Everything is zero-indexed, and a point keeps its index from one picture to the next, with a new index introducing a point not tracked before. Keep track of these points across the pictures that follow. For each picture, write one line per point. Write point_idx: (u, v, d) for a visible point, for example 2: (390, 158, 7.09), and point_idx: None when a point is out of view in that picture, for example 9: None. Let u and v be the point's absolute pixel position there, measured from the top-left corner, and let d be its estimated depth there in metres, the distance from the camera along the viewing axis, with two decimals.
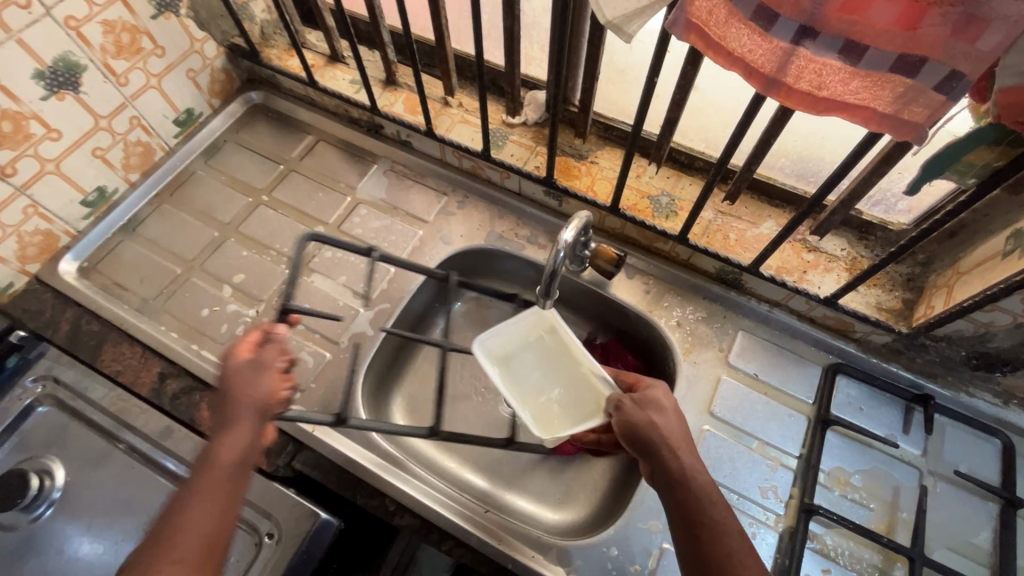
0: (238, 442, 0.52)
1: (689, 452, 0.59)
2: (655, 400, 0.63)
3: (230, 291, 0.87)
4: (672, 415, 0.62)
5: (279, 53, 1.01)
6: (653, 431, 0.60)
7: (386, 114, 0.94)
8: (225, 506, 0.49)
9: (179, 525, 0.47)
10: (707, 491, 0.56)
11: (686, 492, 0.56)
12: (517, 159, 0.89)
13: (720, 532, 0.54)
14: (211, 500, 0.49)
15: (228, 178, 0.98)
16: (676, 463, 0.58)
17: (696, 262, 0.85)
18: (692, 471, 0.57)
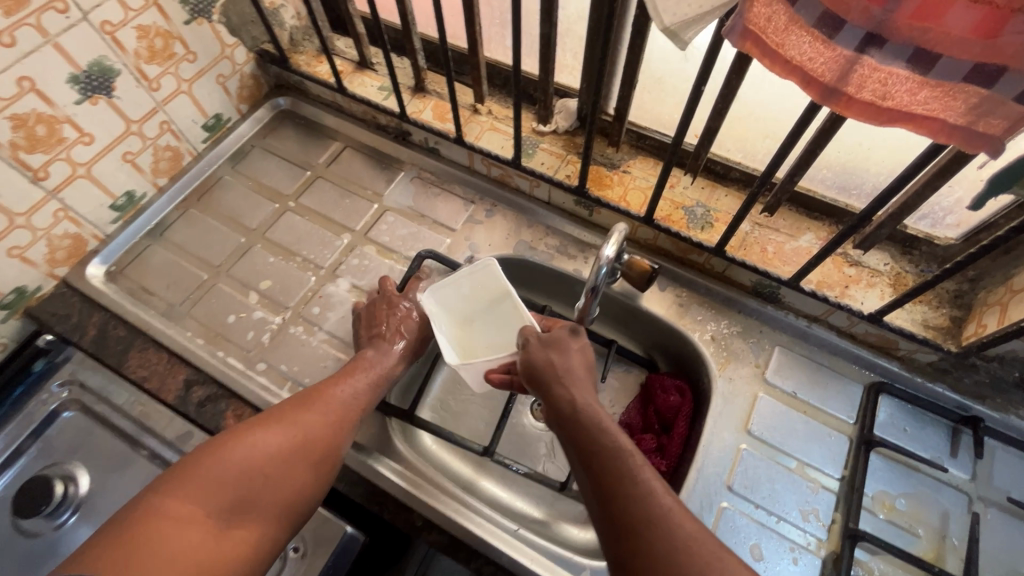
0: (374, 359, 0.74)
1: (585, 391, 0.63)
2: (561, 339, 0.67)
3: (256, 298, 0.86)
4: (574, 354, 0.67)
5: (308, 59, 1.01)
6: (552, 366, 0.65)
7: (415, 121, 0.93)
8: (357, 400, 0.69)
9: (326, 400, 0.67)
10: (604, 423, 0.59)
11: (581, 424, 0.60)
12: (548, 167, 0.88)
13: (615, 453, 0.56)
14: (351, 395, 0.69)
15: (254, 184, 0.98)
16: (568, 398, 0.62)
17: (731, 275, 0.83)
18: (584, 404, 0.61)
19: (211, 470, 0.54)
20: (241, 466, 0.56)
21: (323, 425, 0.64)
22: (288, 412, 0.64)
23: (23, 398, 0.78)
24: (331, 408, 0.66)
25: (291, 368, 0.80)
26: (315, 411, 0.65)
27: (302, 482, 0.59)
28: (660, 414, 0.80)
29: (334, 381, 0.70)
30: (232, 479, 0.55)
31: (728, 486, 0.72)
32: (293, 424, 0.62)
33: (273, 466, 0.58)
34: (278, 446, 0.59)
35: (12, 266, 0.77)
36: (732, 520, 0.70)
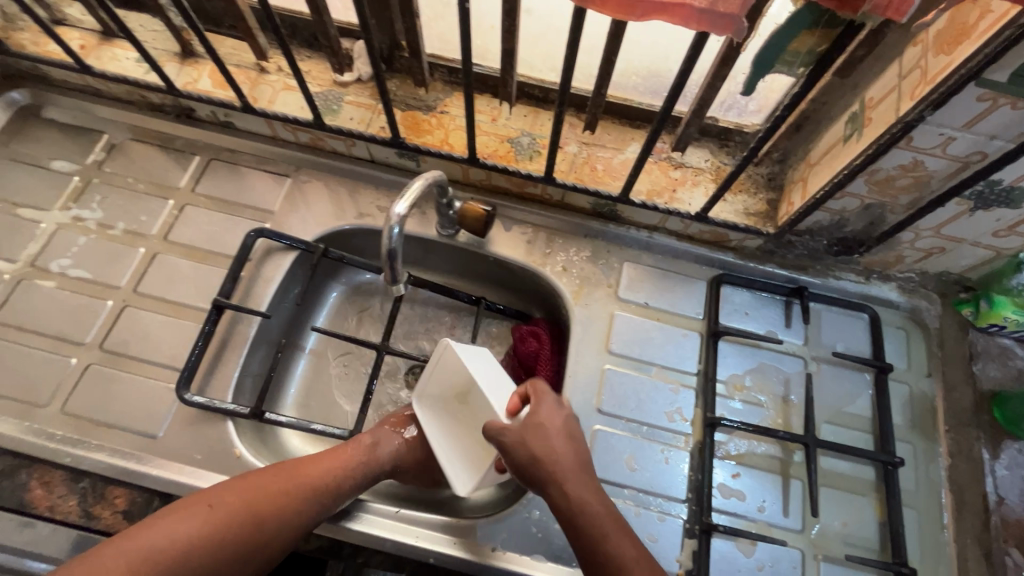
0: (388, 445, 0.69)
1: (578, 481, 0.59)
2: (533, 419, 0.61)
3: (42, 341, 0.72)
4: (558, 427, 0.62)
5: (32, 36, 0.82)
6: (533, 452, 0.59)
7: (190, 93, 0.79)
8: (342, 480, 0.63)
9: (309, 481, 0.61)
10: (593, 514, 0.57)
11: (581, 522, 0.57)
12: (358, 122, 0.79)
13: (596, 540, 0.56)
14: (331, 479, 0.62)
15: (7, 204, 0.79)
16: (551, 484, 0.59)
17: (570, 201, 0.81)
18: (581, 499, 0.58)
19: (146, 547, 0.52)
20: (175, 548, 0.53)
21: (290, 510, 0.59)
22: (257, 485, 0.59)
23: None
24: (302, 486, 0.61)
25: (103, 412, 0.68)
26: (288, 490, 0.60)
27: (248, 574, 0.56)
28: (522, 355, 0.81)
29: (322, 457, 0.64)
30: (170, 558, 0.52)
31: (598, 409, 0.73)
32: (259, 503, 0.58)
33: (214, 550, 0.54)
34: (224, 530, 0.55)
35: None
36: (606, 439, 0.72)
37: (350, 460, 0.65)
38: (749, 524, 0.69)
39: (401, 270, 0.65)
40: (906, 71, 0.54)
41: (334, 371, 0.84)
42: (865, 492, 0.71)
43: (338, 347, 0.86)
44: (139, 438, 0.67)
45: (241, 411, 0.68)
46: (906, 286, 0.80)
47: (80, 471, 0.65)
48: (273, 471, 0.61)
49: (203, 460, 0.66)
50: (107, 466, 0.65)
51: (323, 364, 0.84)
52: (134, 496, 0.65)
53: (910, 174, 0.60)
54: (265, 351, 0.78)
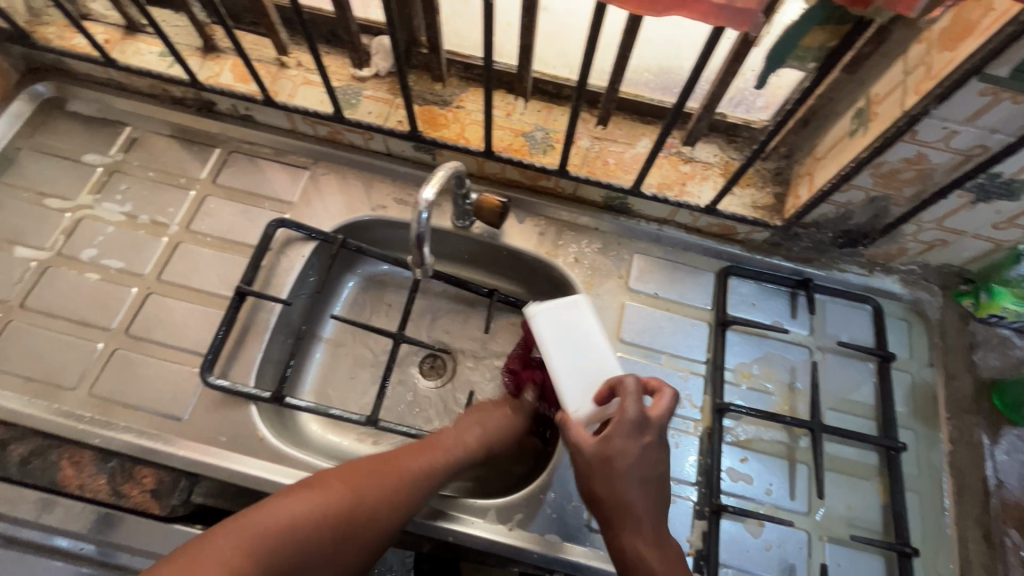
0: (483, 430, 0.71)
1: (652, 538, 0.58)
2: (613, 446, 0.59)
3: (70, 327, 0.74)
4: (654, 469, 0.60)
5: (58, 30, 0.84)
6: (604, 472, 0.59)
7: (212, 87, 0.81)
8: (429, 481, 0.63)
9: (407, 464, 0.63)
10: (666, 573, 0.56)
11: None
12: (376, 116, 0.81)
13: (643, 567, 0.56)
14: (427, 463, 0.64)
15: (33, 194, 0.81)
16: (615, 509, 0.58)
17: (583, 194, 0.83)
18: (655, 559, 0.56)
19: (263, 525, 0.52)
20: (294, 523, 0.54)
21: (391, 487, 0.60)
22: (359, 470, 0.60)
23: None
24: (394, 486, 0.61)
25: (130, 395, 0.70)
26: (381, 487, 0.60)
27: (357, 551, 0.57)
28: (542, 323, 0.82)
29: (409, 454, 0.64)
30: (287, 532, 0.53)
31: None
32: (360, 484, 0.59)
33: (325, 527, 0.55)
34: (333, 509, 0.56)
35: None
36: None
37: (437, 459, 0.65)
38: (757, 506, 0.71)
39: (427, 254, 0.66)
40: (911, 67, 0.56)
41: (350, 359, 0.86)
42: (869, 476, 0.73)
43: (354, 336, 0.88)
44: (165, 420, 0.69)
45: (264, 396, 0.70)
46: (908, 279, 0.82)
47: (109, 452, 0.67)
48: (360, 465, 0.61)
49: (227, 442, 0.68)
50: (135, 447, 0.67)
51: (340, 352, 0.86)
52: (161, 475, 0.67)
53: (914, 167, 0.62)
54: (285, 339, 0.80)
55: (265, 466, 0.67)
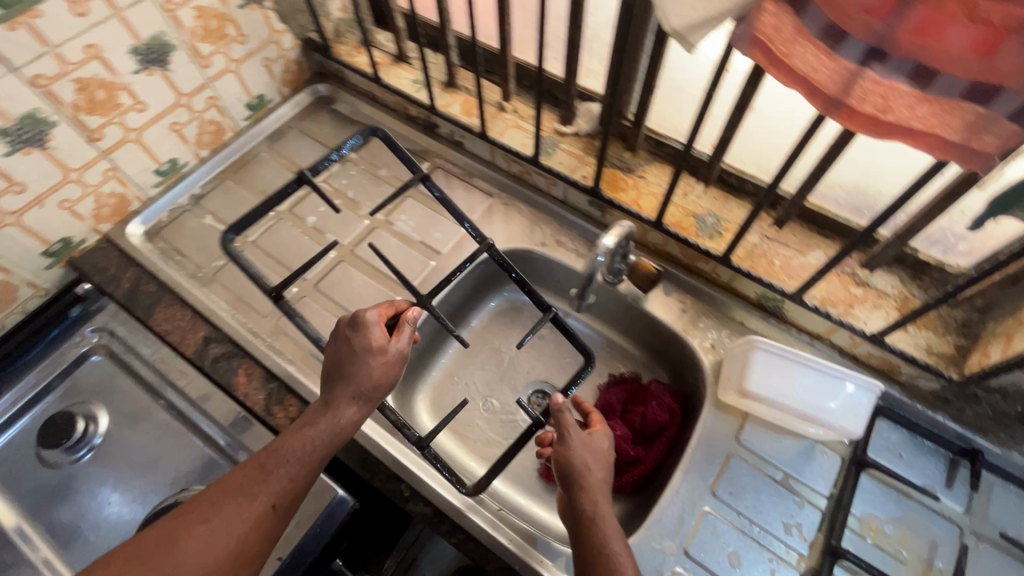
0: (364, 369, 0.65)
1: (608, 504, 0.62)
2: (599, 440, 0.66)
3: (279, 268, 0.91)
4: (587, 448, 0.65)
5: (349, 49, 1.07)
6: (582, 441, 0.65)
7: (443, 113, 0.98)
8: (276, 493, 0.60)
9: (286, 454, 0.61)
10: (607, 537, 0.59)
11: (591, 537, 0.59)
12: (566, 167, 0.91)
13: (596, 526, 0.60)
14: (310, 439, 0.62)
15: (288, 162, 1.03)
16: (582, 465, 0.63)
17: (737, 286, 0.83)
18: (603, 515, 0.61)
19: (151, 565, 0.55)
20: (194, 549, 0.56)
21: (280, 477, 0.60)
22: (237, 486, 0.60)
23: (58, 339, 0.85)
24: (236, 527, 0.57)
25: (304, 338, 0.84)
26: (272, 477, 0.60)
27: (273, 533, 0.60)
28: (647, 423, 0.82)
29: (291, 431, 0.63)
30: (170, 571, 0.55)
31: (712, 491, 0.72)
32: (237, 505, 0.59)
33: (225, 542, 0.57)
34: (206, 531, 0.57)
35: (62, 217, 0.83)
36: (712, 525, 0.70)
37: (283, 476, 0.61)
38: None
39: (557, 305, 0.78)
40: None
41: (473, 368, 0.94)
42: None
43: (481, 349, 0.96)
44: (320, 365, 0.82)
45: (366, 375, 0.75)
46: None
47: (272, 375, 0.80)
48: (242, 474, 0.61)
49: None
50: (294, 378, 0.79)
51: (466, 359, 0.95)
52: (302, 410, 0.78)
53: None
54: (429, 331, 0.90)
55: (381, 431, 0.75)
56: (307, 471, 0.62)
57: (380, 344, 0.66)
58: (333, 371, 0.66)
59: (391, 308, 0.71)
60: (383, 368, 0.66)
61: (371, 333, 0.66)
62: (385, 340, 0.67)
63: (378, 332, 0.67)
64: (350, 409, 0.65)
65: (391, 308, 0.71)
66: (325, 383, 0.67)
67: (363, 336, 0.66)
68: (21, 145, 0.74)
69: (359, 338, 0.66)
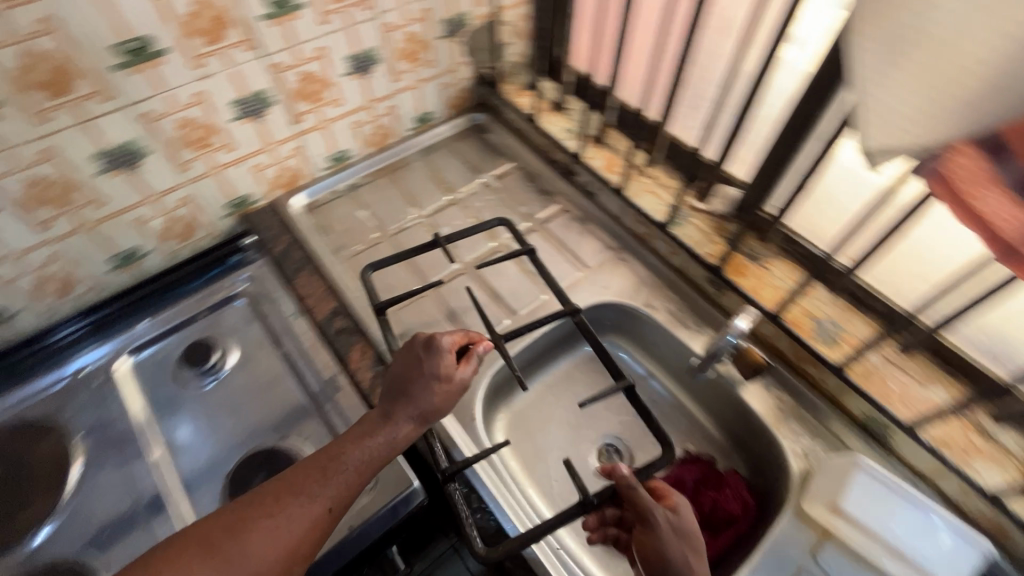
0: (427, 391, 0.66)
1: None
2: (690, 529, 0.60)
3: (407, 265, 0.99)
4: (680, 535, 0.59)
5: (513, 89, 1.19)
6: (671, 528, 0.60)
7: (587, 164, 1.05)
8: (335, 497, 0.61)
9: (348, 460, 0.62)
10: None
11: None
12: (692, 240, 0.94)
13: None
14: (371, 447, 0.63)
15: (435, 174, 1.14)
16: (678, 558, 0.58)
17: (844, 400, 0.81)
18: None
19: (212, 551, 0.55)
20: (251, 541, 0.56)
21: (341, 481, 0.61)
22: (296, 485, 0.61)
23: (216, 278, 0.99)
24: (294, 526, 0.58)
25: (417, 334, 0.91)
26: (331, 482, 0.61)
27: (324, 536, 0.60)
28: (717, 510, 0.82)
29: (353, 438, 0.64)
30: (226, 559, 0.55)
31: None
32: (296, 504, 0.59)
33: (281, 539, 0.57)
34: (262, 526, 0.58)
35: (249, 177, 0.97)
36: None
37: (342, 481, 0.61)
38: None
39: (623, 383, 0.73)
40: None
41: (554, 406, 0.97)
42: None
43: (565, 390, 0.99)
44: None
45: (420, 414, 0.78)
46: None
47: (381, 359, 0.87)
48: (299, 475, 0.62)
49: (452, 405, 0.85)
50: None
51: (549, 394, 0.98)
52: None
53: None
54: (527, 354, 0.95)
55: (463, 442, 0.80)
56: (363, 479, 0.63)
57: (448, 371, 0.67)
58: (398, 386, 0.67)
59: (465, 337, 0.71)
60: (448, 392, 0.67)
61: (442, 359, 0.67)
62: (454, 367, 0.68)
63: (450, 359, 0.68)
64: (412, 425, 0.65)
65: (464, 337, 0.71)
66: (387, 395, 0.68)
67: (433, 360, 0.67)
68: (246, 115, 0.88)
69: (428, 362, 0.67)
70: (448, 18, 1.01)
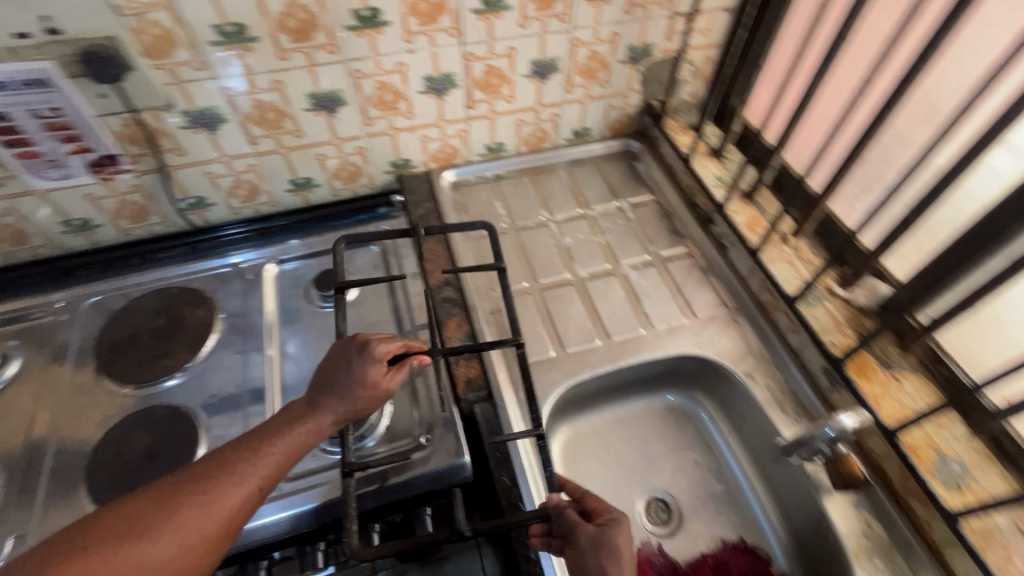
0: (345, 390, 0.69)
1: None
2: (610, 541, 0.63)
3: (523, 261, 1.03)
4: (600, 546, 0.62)
5: (676, 126, 1.18)
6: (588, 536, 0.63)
7: (728, 216, 1.02)
8: (266, 476, 0.63)
9: (274, 446, 0.65)
10: None
11: None
12: (819, 324, 0.87)
13: None
14: (297, 431, 0.66)
15: (575, 186, 1.17)
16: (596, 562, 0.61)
17: (947, 554, 0.70)
18: None
19: (139, 522, 0.56)
20: (179, 516, 0.57)
21: (268, 463, 0.63)
22: (226, 465, 0.62)
23: (361, 222, 1.11)
24: (225, 501, 0.59)
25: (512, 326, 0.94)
26: (258, 463, 0.63)
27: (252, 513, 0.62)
28: None
29: (278, 428, 0.67)
30: (155, 529, 0.56)
31: None
32: (228, 480, 0.61)
33: (214, 512, 0.58)
34: (190, 498, 0.58)
35: (415, 144, 1.08)
36: None
37: (273, 461, 0.64)
38: None
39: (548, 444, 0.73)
40: None
41: (617, 441, 0.96)
42: None
43: (633, 429, 0.97)
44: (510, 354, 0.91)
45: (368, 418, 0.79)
46: None
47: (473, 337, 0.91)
48: (221, 456, 0.63)
49: (521, 400, 0.86)
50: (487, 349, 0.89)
51: (616, 426, 0.97)
52: (478, 376, 0.87)
53: None
54: (608, 382, 0.93)
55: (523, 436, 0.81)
56: (291, 460, 0.65)
57: (375, 378, 0.70)
58: (324, 381, 0.70)
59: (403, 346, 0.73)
60: (374, 397, 0.70)
61: (369, 368, 0.69)
62: (382, 375, 0.70)
63: (379, 367, 0.70)
64: (339, 417, 0.69)
65: (402, 347, 0.73)
66: (311, 389, 0.70)
67: (361, 365, 0.69)
68: (431, 90, 0.98)
69: (356, 366, 0.70)
70: (633, 45, 1.04)
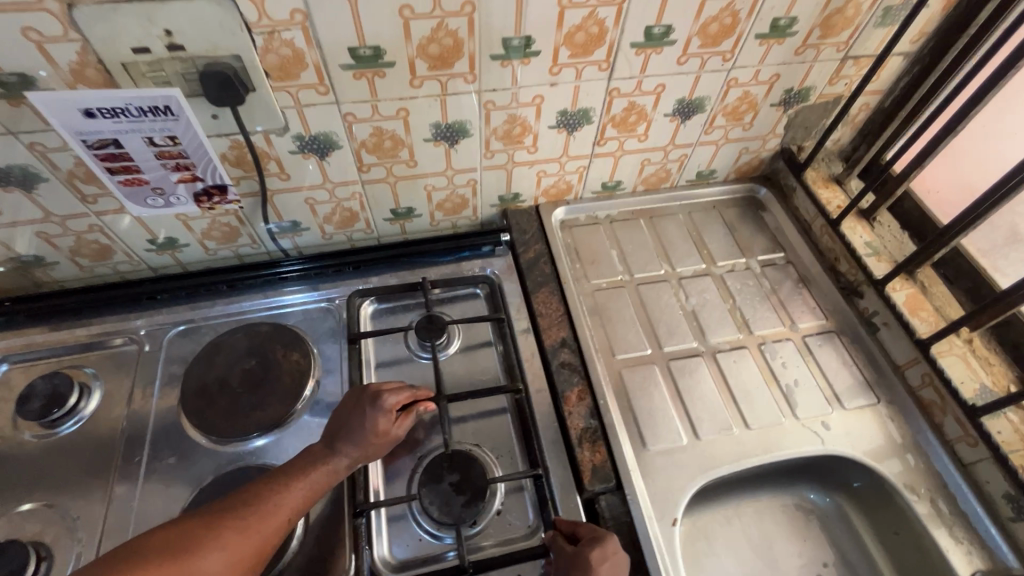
0: (360, 435, 0.70)
1: None
2: (586, 558, 0.63)
3: (644, 322, 0.93)
4: (574, 563, 0.63)
5: (816, 176, 1.05)
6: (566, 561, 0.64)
7: (885, 293, 0.90)
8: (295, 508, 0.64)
9: (300, 484, 0.66)
10: None
11: None
12: (1005, 440, 0.75)
13: None
14: (321, 469, 0.68)
15: (697, 235, 1.05)
16: None
17: None
18: None
19: (181, 549, 0.55)
20: (216, 543, 0.57)
21: (294, 500, 0.64)
22: (256, 499, 0.62)
23: (463, 259, 0.99)
24: (260, 531, 0.60)
25: (637, 401, 0.84)
26: (285, 500, 0.64)
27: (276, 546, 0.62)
28: None
29: (298, 467, 0.67)
30: (199, 556, 0.55)
31: None
32: (260, 513, 0.61)
33: (249, 539, 0.59)
34: (228, 529, 0.59)
35: (531, 179, 0.97)
36: None
37: (300, 495, 0.65)
38: None
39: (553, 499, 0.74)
40: None
41: (745, 541, 0.85)
42: None
43: (761, 526, 0.86)
44: (637, 438, 0.80)
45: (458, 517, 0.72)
46: None
47: (596, 413, 0.81)
48: (244, 495, 0.63)
49: (653, 494, 0.76)
50: (613, 430, 0.80)
51: (741, 520, 0.87)
52: (605, 463, 0.77)
53: None
54: (741, 474, 0.84)
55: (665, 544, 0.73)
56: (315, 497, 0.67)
57: (387, 429, 0.71)
58: (336, 427, 0.71)
59: (410, 395, 0.74)
60: (387, 441, 0.71)
61: (377, 418, 0.70)
62: (392, 424, 0.71)
63: (389, 417, 0.71)
64: (359, 460, 0.70)
65: (410, 394, 0.74)
66: (326, 434, 0.71)
67: (373, 415, 0.70)
68: (563, 125, 0.87)
69: (367, 414, 0.71)
70: (790, 89, 0.92)
